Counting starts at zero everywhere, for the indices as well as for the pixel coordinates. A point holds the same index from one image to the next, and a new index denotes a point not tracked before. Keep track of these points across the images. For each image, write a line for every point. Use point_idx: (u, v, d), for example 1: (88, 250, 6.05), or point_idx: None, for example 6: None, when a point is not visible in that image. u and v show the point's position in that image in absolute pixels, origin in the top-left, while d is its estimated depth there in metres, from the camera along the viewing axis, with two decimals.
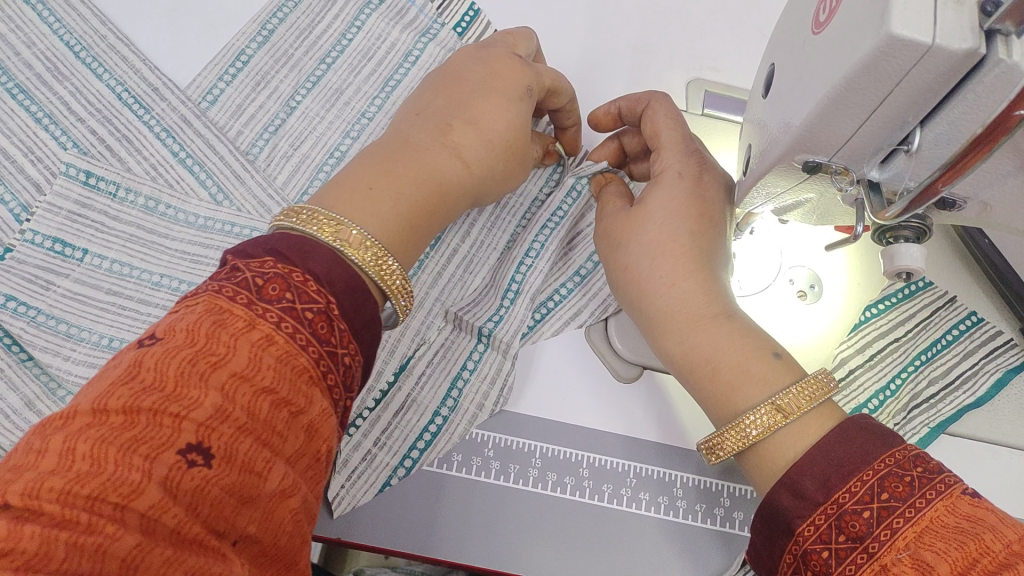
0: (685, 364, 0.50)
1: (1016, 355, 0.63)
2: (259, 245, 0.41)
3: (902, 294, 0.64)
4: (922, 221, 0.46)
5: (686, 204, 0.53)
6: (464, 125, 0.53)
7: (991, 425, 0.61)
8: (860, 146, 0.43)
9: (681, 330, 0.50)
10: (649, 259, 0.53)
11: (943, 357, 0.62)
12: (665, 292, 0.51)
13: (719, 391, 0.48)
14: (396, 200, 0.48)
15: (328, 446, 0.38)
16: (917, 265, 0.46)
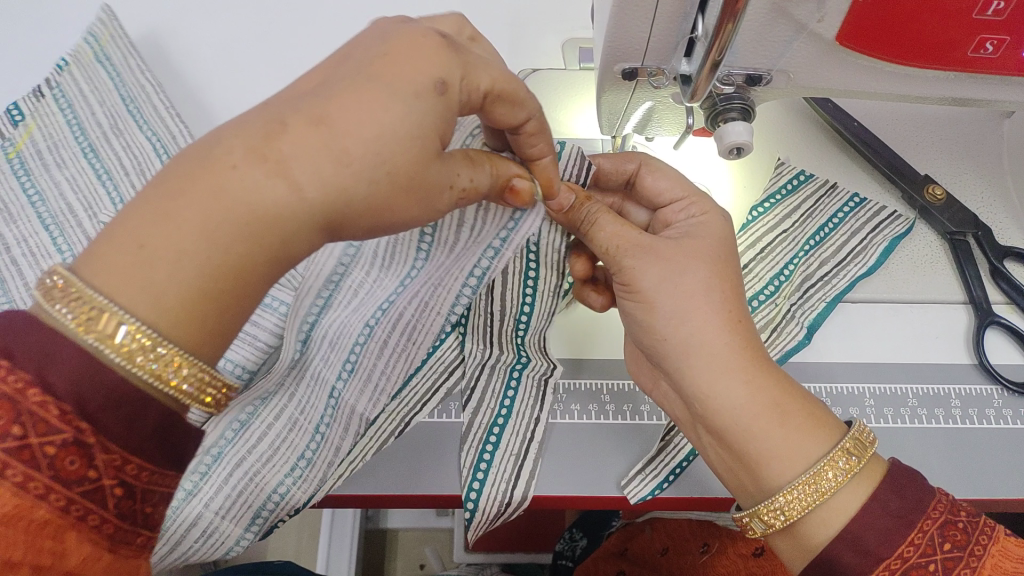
0: (744, 414, 0.46)
1: (902, 224, 0.67)
2: (1, 333, 0.30)
3: (787, 189, 0.69)
4: (744, 100, 0.52)
5: (716, 257, 0.51)
6: (310, 125, 0.33)
7: (890, 285, 0.66)
8: (662, 44, 0.48)
9: (728, 376, 0.47)
10: (689, 291, 0.48)
11: (832, 238, 0.67)
12: (708, 333, 0.48)
13: (779, 444, 0.45)
14: (176, 260, 0.32)
15: (145, 534, 0.34)
16: (744, 140, 0.51)
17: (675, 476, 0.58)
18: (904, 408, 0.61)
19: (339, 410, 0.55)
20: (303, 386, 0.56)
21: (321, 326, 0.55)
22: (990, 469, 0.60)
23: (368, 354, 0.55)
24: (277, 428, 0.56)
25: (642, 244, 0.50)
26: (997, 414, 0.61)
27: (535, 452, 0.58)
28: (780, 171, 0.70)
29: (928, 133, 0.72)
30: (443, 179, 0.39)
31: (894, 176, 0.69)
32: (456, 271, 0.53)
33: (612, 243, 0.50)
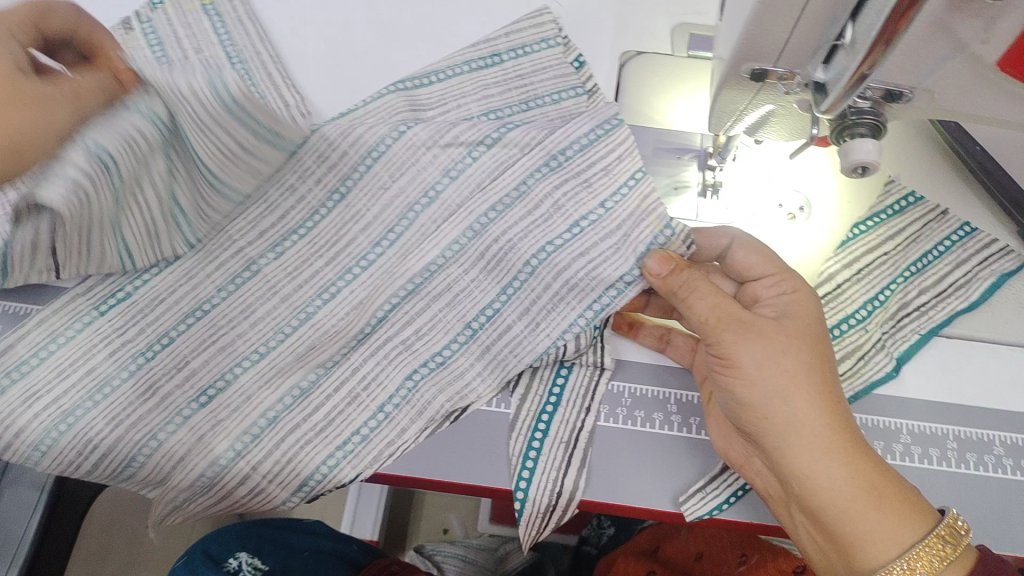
0: (844, 498, 0.50)
1: (1010, 260, 0.63)
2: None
3: (893, 210, 0.65)
4: (878, 116, 0.48)
5: (812, 333, 0.53)
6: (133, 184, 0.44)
7: (988, 323, 0.62)
8: (800, 47, 0.45)
9: (836, 458, 0.50)
10: (793, 374, 0.51)
11: (935, 267, 0.63)
12: (813, 415, 0.50)
13: (880, 529, 0.49)
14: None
15: None
16: (871, 160, 0.47)
17: (736, 497, 0.57)
18: (989, 455, 0.58)
19: (414, 395, 0.56)
20: (382, 353, 0.57)
21: (405, 311, 0.58)
22: None
23: (459, 352, 0.57)
24: (335, 380, 0.56)
25: (743, 323, 0.53)
26: None
27: (583, 441, 0.57)
28: (888, 190, 0.66)
29: None
30: None
31: (1013, 210, 0.64)
32: (570, 302, 0.58)
33: (711, 316, 0.53)
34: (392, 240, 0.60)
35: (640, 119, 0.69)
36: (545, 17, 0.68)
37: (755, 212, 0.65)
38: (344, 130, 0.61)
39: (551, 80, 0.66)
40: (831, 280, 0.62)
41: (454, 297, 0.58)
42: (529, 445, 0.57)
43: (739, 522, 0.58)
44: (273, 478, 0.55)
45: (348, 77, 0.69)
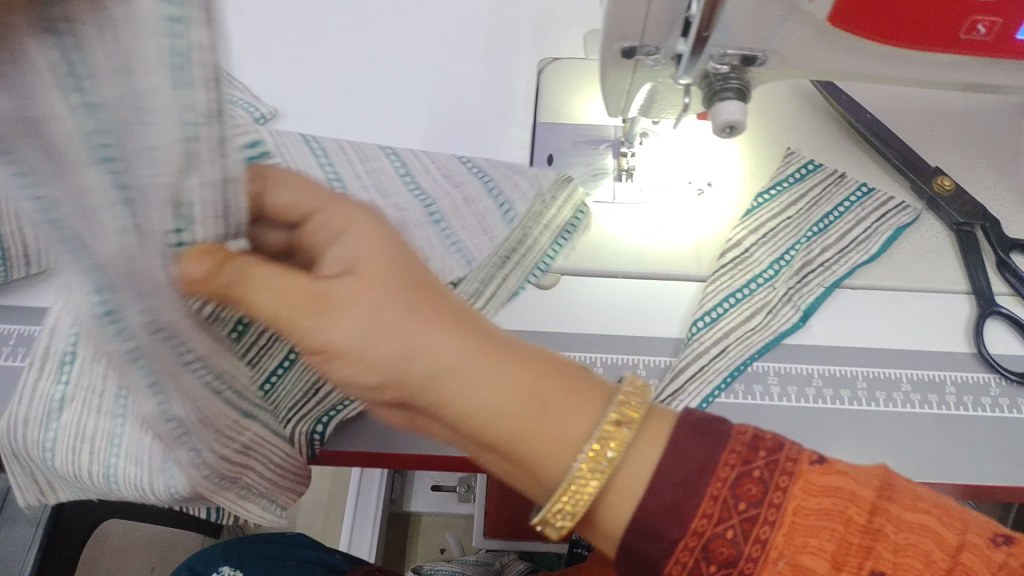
0: (506, 418, 0.38)
1: (908, 213, 0.68)
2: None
3: (794, 177, 0.71)
4: (741, 81, 0.54)
5: (382, 244, 0.41)
6: None
7: (890, 273, 0.67)
8: (657, 23, 0.50)
9: (453, 380, 0.39)
10: (395, 313, 0.39)
11: (836, 225, 0.68)
12: (428, 333, 0.39)
13: (542, 438, 0.39)
14: None
15: None
16: (738, 118, 0.53)
17: None
18: (897, 392, 0.62)
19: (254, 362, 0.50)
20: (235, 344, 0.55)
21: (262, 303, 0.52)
22: (981, 455, 0.60)
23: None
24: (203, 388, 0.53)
25: (318, 297, 0.39)
26: (993, 403, 0.62)
27: None
28: (790, 160, 0.71)
29: (943, 125, 0.73)
30: None
31: (905, 168, 0.70)
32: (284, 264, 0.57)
33: (280, 307, 0.39)
34: None
35: (559, 117, 0.75)
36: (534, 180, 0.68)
37: (667, 189, 0.71)
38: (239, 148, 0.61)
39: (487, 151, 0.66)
40: (737, 243, 0.67)
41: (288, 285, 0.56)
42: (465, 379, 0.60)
43: None
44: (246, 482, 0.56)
45: (293, 99, 0.76)
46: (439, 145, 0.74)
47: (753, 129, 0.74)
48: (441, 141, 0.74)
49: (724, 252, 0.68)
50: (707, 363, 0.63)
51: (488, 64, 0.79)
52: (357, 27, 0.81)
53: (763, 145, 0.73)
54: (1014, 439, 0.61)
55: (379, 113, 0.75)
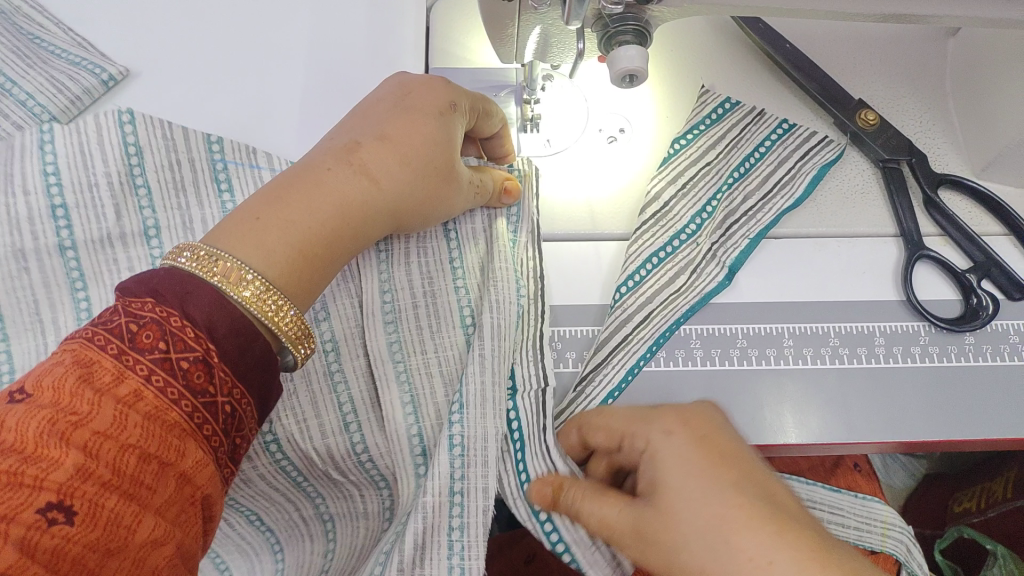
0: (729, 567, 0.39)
1: (830, 150, 0.64)
2: (143, 280, 0.38)
3: (711, 119, 0.65)
4: (639, 21, 0.47)
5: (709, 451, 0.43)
6: (369, 143, 0.48)
7: (815, 219, 0.63)
8: None
9: (770, 534, 0.39)
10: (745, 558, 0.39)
11: (757, 168, 0.64)
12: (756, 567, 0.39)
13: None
14: (283, 229, 0.43)
15: (205, 490, 0.37)
16: (636, 66, 0.46)
17: None
18: (825, 347, 0.59)
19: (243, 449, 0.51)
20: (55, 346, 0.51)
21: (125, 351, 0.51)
22: (910, 408, 0.57)
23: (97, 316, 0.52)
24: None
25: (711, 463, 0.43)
26: (923, 352, 0.59)
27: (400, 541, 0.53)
28: (707, 99, 0.66)
29: (865, 53, 0.68)
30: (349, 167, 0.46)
31: (827, 102, 0.65)
32: (119, 246, 0.54)
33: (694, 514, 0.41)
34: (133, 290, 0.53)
35: (451, 61, 0.68)
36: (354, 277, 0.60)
37: (576, 138, 0.65)
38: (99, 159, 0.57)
39: None
40: (654, 197, 0.61)
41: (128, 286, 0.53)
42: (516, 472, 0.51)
43: None
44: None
45: (148, 56, 0.67)
46: (319, 101, 0.66)
47: (664, 64, 0.68)
48: (323, 96, 0.66)
49: (645, 207, 0.62)
50: (629, 333, 0.57)
51: (370, 5, 0.70)
52: None
53: (676, 84, 0.67)
54: (944, 390, 0.58)
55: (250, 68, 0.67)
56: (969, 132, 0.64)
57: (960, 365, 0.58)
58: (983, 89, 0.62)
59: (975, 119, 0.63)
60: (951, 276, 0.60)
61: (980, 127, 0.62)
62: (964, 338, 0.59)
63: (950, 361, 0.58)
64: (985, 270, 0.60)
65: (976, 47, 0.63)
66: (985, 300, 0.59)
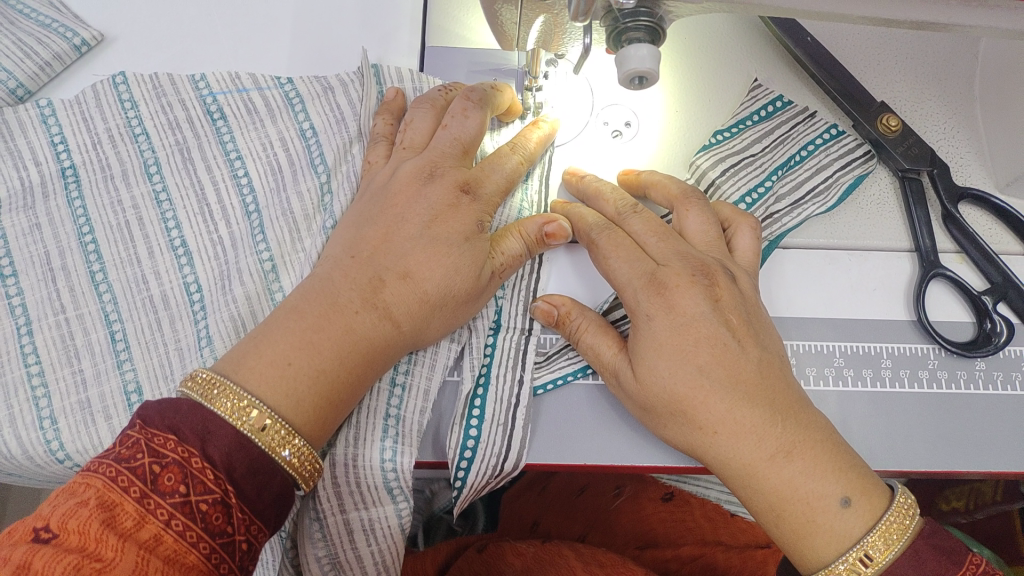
0: (733, 460, 0.46)
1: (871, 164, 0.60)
2: (167, 414, 0.40)
3: (761, 115, 0.62)
4: (652, 17, 0.43)
5: (704, 338, 0.47)
6: (400, 279, 0.48)
7: (830, 231, 0.59)
8: None
9: (759, 429, 0.45)
10: (747, 424, 0.45)
11: (797, 172, 0.60)
12: (730, 437, 0.45)
13: (855, 490, 0.44)
14: (305, 347, 0.44)
15: (247, 535, 0.40)
16: (646, 67, 0.42)
17: (556, 385, 0.53)
18: (830, 367, 0.56)
19: (205, 304, 0.54)
20: (67, 290, 0.54)
21: (111, 270, 0.55)
22: (914, 436, 0.55)
23: (106, 258, 0.55)
24: (65, 337, 0.53)
25: (729, 360, 0.47)
26: (931, 377, 0.56)
27: (381, 508, 0.51)
28: (756, 95, 0.62)
29: (888, 52, 0.64)
30: (366, 269, 0.48)
31: (840, 99, 0.61)
32: (121, 186, 0.57)
33: (694, 400, 0.46)
34: (130, 215, 0.56)
35: (452, 40, 0.63)
36: (396, 76, 0.61)
37: (579, 130, 0.61)
38: (77, 103, 0.58)
39: (328, 103, 0.60)
40: None
41: (131, 224, 0.56)
42: (469, 422, 0.51)
43: (590, 465, 0.53)
44: (339, 549, 0.52)
45: (125, 21, 0.63)
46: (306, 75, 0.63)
47: (688, 54, 0.63)
48: (312, 68, 0.63)
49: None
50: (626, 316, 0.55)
51: None
52: None
53: (692, 80, 0.63)
54: (950, 419, 0.55)
55: (235, 34, 0.63)
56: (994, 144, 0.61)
57: (970, 393, 0.56)
58: (1013, 99, 0.59)
59: (1003, 129, 0.60)
60: (967, 299, 0.57)
61: (1008, 138, 0.59)
62: (975, 364, 0.56)
63: (959, 389, 0.56)
64: (1001, 293, 0.57)
65: (1007, 54, 0.60)
66: (999, 325, 0.56)
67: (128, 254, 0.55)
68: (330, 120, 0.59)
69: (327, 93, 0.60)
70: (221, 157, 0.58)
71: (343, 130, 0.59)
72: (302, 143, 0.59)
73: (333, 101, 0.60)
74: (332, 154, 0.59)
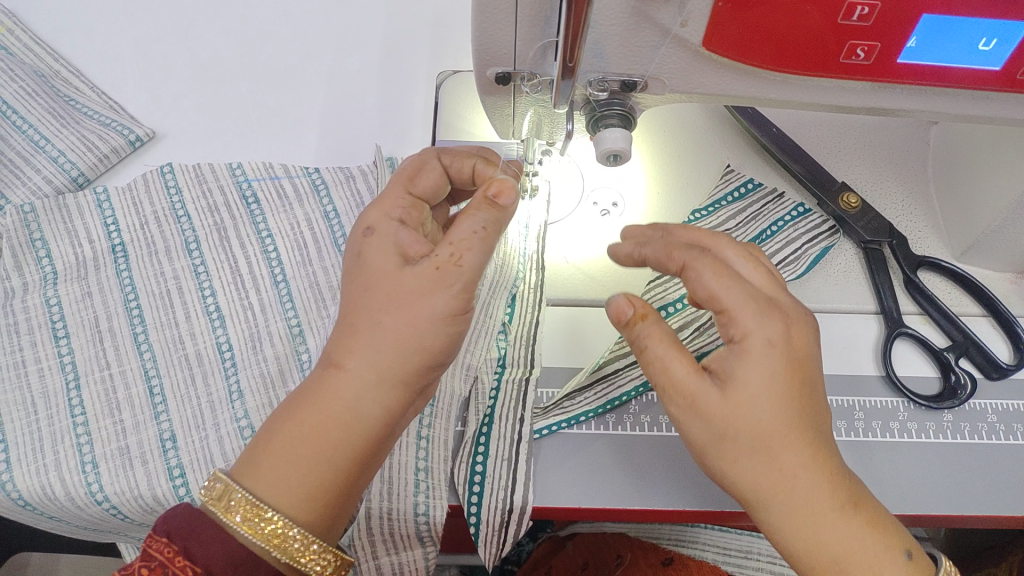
0: (805, 503, 0.43)
1: (835, 237, 0.67)
2: (166, 518, 0.42)
3: (734, 196, 0.69)
4: (624, 106, 0.51)
5: (790, 371, 0.44)
6: (370, 368, 0.43)
7: (799, 296, 0.66)
8: (529, 49, 0.47)
9: (833, 476, 0.44)
10: (823, 465, 0.43)
11: (768, 244, 0.67)
12: (807, 478, 0.43)
13: (908, 545, 0.44)
14: (306, 435, 0.43)
15: None
16: (620, 147, 0.50)
17: (551, 430, 0.58)
18: None
19: (238, 363, 0.60)
20: (113, 349, 0.60)
21: (151, 332, 0.61)
22: (887, 483, 0.58)
23: (149, 322, 0.62)
24: (109, 392, 0.59)
25: (811, 405, 0.45)
26: (900, 427, 0.60)
27: (412, 553, 0.58)
28: (730, 178, 0.70)
29: (849, 141, 0.72)
30: (359, 349, 0.44)
31: (807, 180, 0.68)
32: (164, 260, 0.64)
33: (778, 430, 0.43)
34: (171, 286, 0.63)
35: (458, 133, 0.70)
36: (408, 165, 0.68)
37: (572, 210, 0.68)
38: (130, 189, 0.67)
39: (352, 190, 0.68)
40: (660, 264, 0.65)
41: (172, 293, 0.63)
42: (473, 471, 0.56)
43: (584, 508, 0.57)
44: None
45: (174, 120, 0.73)
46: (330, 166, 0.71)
47: (668, 143, 0.71)
48: (336, 159, 0.71)
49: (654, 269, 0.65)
50: (619, 368, 0.61)
51: (385, 79, 0.75)
52: (244, 44, 0.78)
53: (673, 166, 0.71)
54: (921, 466, 0.59)
55: (270, 131, 0.72)
56: (949, 218, 0.67)
57: (938, 442, 0.60)
58: (961, 178, 0.66)
59: (955, 205, 0.67)
60: (931, 355, 0.63)
61: (960, 212, 0.66)
62: (941, 416, 0.61)
63: (928, 438, 0.60)
64: (962, 350, 0.62)
65: (954, 140, 0.67)
66: (963, 379, 0.61)
67: (169, 319, 0.62)
68: (350, 204, 0.67)
69: (349, 180, 0.68)
70: (254, 235, 0.65)
71: (364, 212, 0.67)
72: (325, 223, 0.66)
73: (355, 188, 0.68)
74: (353, 232, 0.66)
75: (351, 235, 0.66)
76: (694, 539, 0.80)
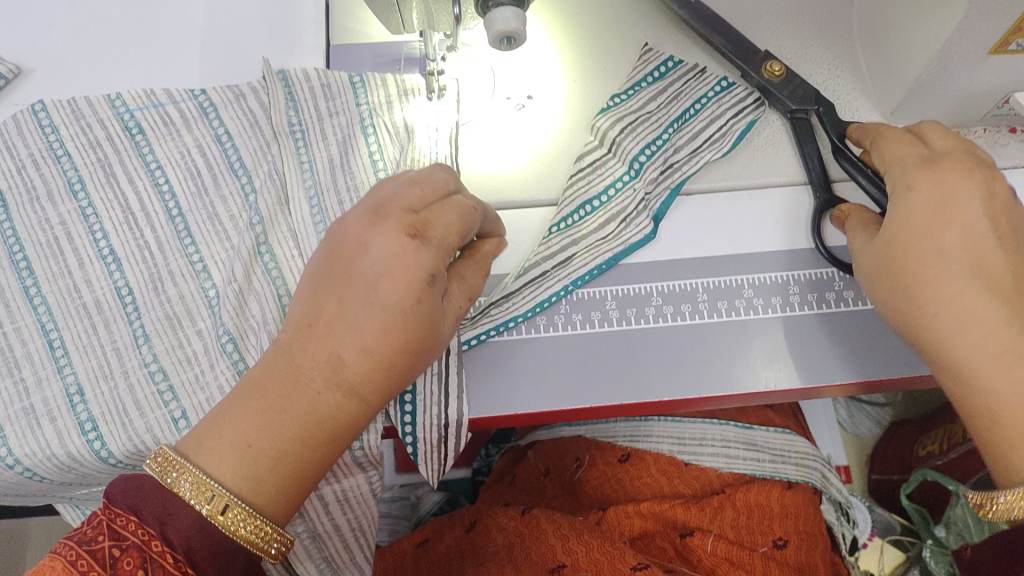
0: (978, 362, 0.46)
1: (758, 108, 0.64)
2: (130, 492, 0.38)
3: (655, 76, 0.65)
4: None
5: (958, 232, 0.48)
6: (356, 349, 0.43)
7: (726, 173, 0.63)
8: None
9: (978, 346, 0.46)
10: (994, 317, 0.46)
11: (692, 124, 0.63)
12: (959, 336, 0.47)
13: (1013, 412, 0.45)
14: (273, 421, 0.41)
15: None
16: (511, 27, 0.46)
17: (480, 340, 0.56)
18: (739, 299, 0.58)
19: (141, 307, 0.57)
20: (3, 306, 0.56)
21: (43, 283, 0.57)
22: (829, 353, 0.56)
23: (40, 274, 0.57)
24: (5, 351, 0.55)
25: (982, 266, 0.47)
26: (838, 298, 0.58)
27: (357, 481, 0.57)
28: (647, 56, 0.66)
29: (769, 7, 0.68)
30: (338, 340, 0.43)
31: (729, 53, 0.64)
32: (48, 205, 0.59)
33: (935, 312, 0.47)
34: (59, 232, 0.58)
35: (353, 37, 0.66)
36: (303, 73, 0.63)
37: (484, 106, 0.64)
38: (0, 132, 0.61)
39: (244, 109, 0.63)
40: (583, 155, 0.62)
41: (61, 239, 0.58)
42: (402, 393, 0.54)
43: (523, 415, 0.55)
44: (319, 521, 0.58)
45: (40, 51, 0.66)
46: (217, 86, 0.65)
47: (578, 25, 0.67)
48: (225, 76, 0.66)
49: (576, 160, 0.62)
50: (548, 271, 0.58)
51: None
52: None
53: (586, 48, 0.67)
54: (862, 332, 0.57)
55: (150, 53, 0.66)
56: (875, 75, 0.65)
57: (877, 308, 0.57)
58: (883, 31, 0.63)
59: (881, 60, 0.64)
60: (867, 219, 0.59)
61: (885, 68, 0.63)
62: None
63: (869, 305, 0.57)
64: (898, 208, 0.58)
65: None
66: None
67: (61, 268, 0.57)
68: (243, 125, 0.62)
69: (240, 98, 0.63)
70: (144, 169, 0.61)
71: (260, 131, 0.62)
72: (218, 148, 0.61)
73: (247, 107, 0.63)
74: (249, 154, 0.61)
75: (247, 158, 0.61)
76: (646, 434, 0.78)
